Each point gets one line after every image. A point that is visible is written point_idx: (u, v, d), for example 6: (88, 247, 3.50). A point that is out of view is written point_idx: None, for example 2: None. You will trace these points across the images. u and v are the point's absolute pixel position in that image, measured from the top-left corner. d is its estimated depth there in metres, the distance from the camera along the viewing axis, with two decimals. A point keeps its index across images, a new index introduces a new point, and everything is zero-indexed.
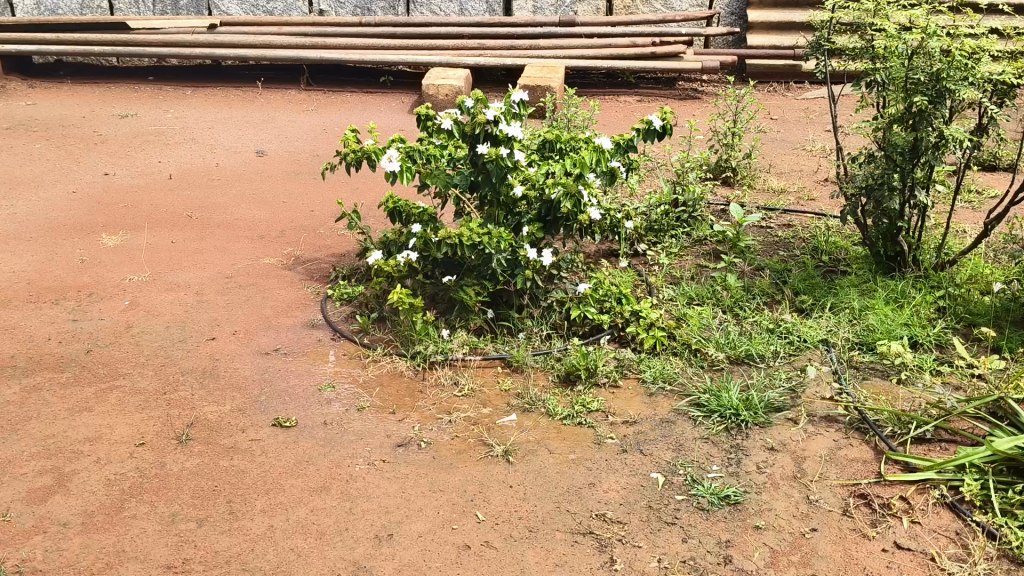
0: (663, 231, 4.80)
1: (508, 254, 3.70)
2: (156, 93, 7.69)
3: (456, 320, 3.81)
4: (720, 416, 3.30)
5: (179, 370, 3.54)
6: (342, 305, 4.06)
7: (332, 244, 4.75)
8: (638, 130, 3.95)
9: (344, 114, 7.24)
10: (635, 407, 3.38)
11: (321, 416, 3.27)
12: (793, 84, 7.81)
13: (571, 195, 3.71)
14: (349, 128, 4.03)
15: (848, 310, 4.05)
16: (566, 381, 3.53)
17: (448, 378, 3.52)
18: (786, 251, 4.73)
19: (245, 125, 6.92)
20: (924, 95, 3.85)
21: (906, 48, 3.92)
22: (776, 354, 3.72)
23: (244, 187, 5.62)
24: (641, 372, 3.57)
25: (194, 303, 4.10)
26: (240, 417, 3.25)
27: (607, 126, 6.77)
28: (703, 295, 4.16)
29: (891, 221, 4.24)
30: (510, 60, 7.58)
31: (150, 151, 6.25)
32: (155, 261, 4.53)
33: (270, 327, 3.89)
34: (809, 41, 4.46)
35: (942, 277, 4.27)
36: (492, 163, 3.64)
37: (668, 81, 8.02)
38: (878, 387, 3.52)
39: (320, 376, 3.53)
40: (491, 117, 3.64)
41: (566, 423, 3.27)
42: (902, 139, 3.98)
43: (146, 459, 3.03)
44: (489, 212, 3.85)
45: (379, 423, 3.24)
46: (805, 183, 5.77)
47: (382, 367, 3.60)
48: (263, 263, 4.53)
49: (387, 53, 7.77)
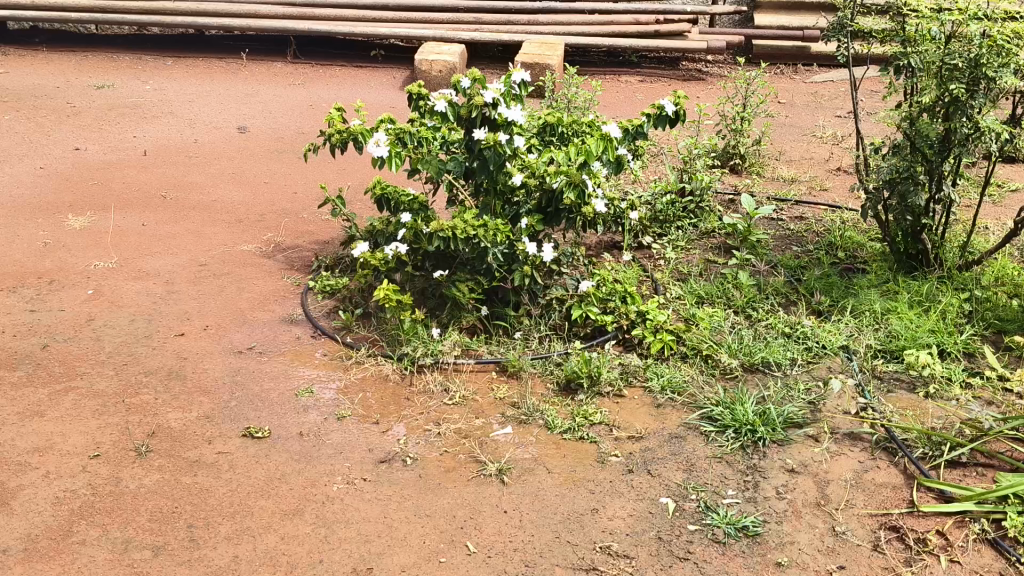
0: (668, 221, 4.51)
1: (505, 247, 3.41)
2: (135, 63, 7.32)
3: (447, 318, 3.52)
4: (735, 432, 3.01)
5: (143, 371, 3.23)
6: (325, 299, 3.75)
7: (315, 230, 4.43)
8: (648, 115, 3.64)
9: (332, 88, 6.90)
10: (641, 420, 3.09)
11: (297, 426, 2.97)
12: (802, 66, 7.49)
13: (575, 185, 3.36)
14: (335, 107, 3.71)
15: (868, 313, 3.75)
16: (566, 390, 3.23)
17: (437, 384, 3.22)
18: (800, 247, 4.45)
19: (227, 99, 6.56)
20: (960, 83, 3.53)
21: (941, 31, 3.59)
22: (793, 362, 3.43)
23: (224, 165, 5.29)
24: (648, 381, 3.29)
25: (163, 293, 3.79)
26: (206, 425, 2.95)
27: (608, 107, 6.45)
28: (712, 294, 3.87)
29: (916, 218, 3.95)
30: (508, 36, 7.24)
31: (125, 125, 5.91)
32: (123, 246, 4.21)
33: (244, 323, 3.58)
34: (830, 21, 4.16)
35: (967, 278, 3.99)
36: (489, 149, 3.32)
37: (671, 60, 7.66)
38: (904, 401, 3.24)
39: (298, 379, 3.23)
40: (489, 99, 3.31)
41: (567, 438, 2.98)
42: (934, 130, 3.66)
43: (101, 474, 2.73)
44: (484, 202, 3.56)
45: (361, 435, 2.94)
46: (817, 172, 5.47)
47: (365, 370, 3.30)
48: (240, 250, 4.21)
49: (378, 25, 7.41)
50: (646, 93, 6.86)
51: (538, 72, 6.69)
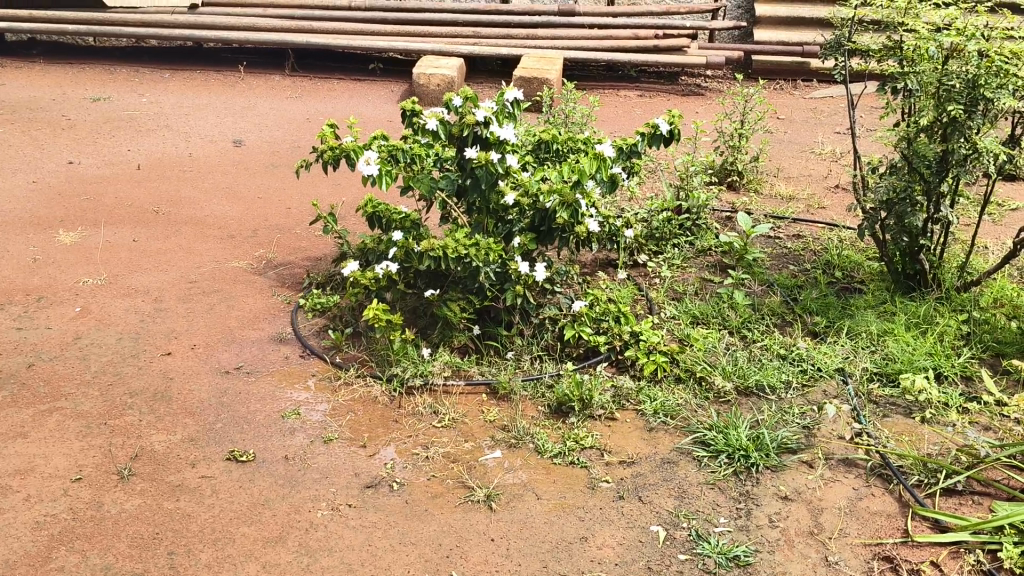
0: (664, 239, 4.46)
1: (497, 266, 3.37)
2: (132, 75, 7.30)
3: (438, 338, 3.48)
4: (728, 458, 2.97)
5: (128, 392, 3.19)
6: (315, 318, 3.71)
7: (308, 247, 4.40)
8: (643, 134, 3.60)
9: (329, 102, 6.87)
10: (633, 444, 3.05)
11: (283, 450, 2.93)
12: (801, 82, 7.46)
13: (568, 204, 3.35)
14: (327, 123, 3.67)
15: (864, 334, 3.71)
16: (557, 412, 3.19)
17: (427, 406, 3.17)
18: (796, 266, 4.40)
19: (223, 112, 6.54)
20: (958, 103, 3.49)
21: (940, 51, 3.55)
22: (788, 385, 3.38)
23: (218, 179, 5.26)
24: (641, 404, 3.24)
25: (152, 311, 3.75)
26: (190, 448, 2.91)
27: (606, 122, 6.42)
28: (708, 314, 3.83)
29: (914, 238, 3.91)
30: (506, 50, 7.22)
31: (120, 138, 5.89)
32: (113, 262, 4.17)
33: (233, 342, 3.54)
34: (827, 40, 4.13)
35: (965, 299, 3.95)
36: (481, 168, 3.28)
37: (670, 75, 7.64)
38: (900, 426, 3.19)
39: (285, 401, 3.18)
40: (482, 118, 3.28)
41: (557, 463, 2.93)
42: (932, 150, 3.64)
43: (82, 498, 2.69)
44: (477, 220, 3.51)
45: (348, 459, 2.90)
46: (815, 190, 5.43)
47: (354, 391, 3.26)
48: (231, 267, 4.17)
49: (376, 39, 7.40)
50: (644, 108, 6.84)
51: (536, 87, 6.66)
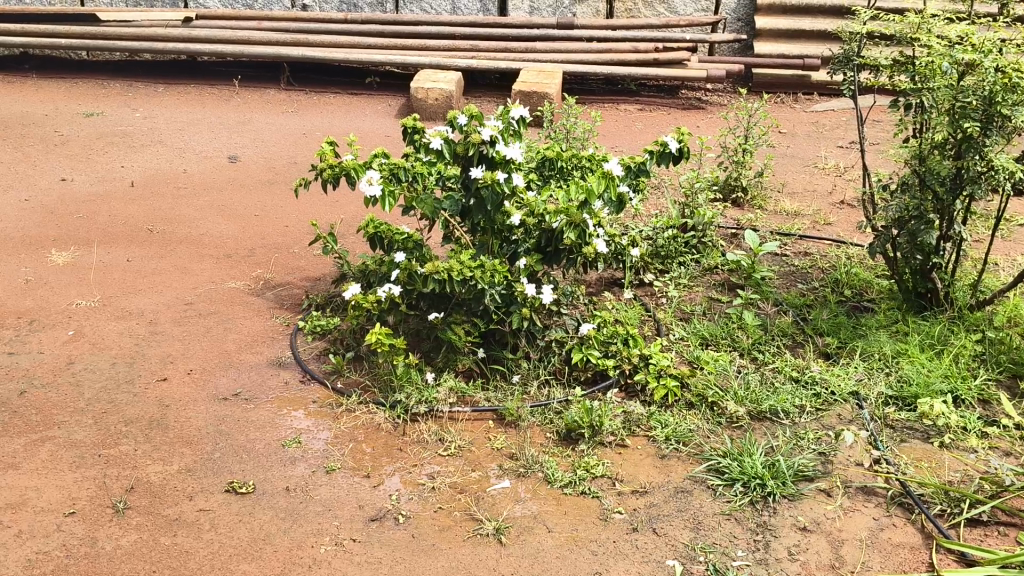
0: (670, 257, 4.38)
1: (503, 288, 3.28)
2: (126, 90, 7.21)
3: (441, 361, 3.39)
4: (743, 486, 2.88)
5: (123, 420, 3.09)
6: (315, 340, 3.61)
7: (306, 266, 4.30)
8: (652, 152, 3.53)
9: (326, 116, 6.79)
10: (645, 472, 2.95)
11: (284, 480, 2.83)
12: (802, 95, 7.41)
13: (575, 224, 3.23)
14: (326, 141, 3.58)
15: (878, 356, 3.63)
16: (566, 440, 3.09)
17: (432, 434, 3.08)
18: (805, 284, 4.32)
19: (219, 127, 6.45)
20: (974, 120, 3.42)
21: (954, 66, 3.48)
22: (802, 409, 3.30)
23: (214, 197, 5.16)
24: (652, 430, 3.14)
25: (147, 334, 3.65)
26: (187, 480, 2.81)
27: (607, 137, 6.35)
28: (717, 336, 3.75)
29: (927, 257, 3.83)
30: (505, 64, 7.15)
31: (114, 155, 5.79)
32: (107, 283, 4.07)
33: (230, 366, 3.44)
34: (835, 55, 4.06)
35: (979, 318, 3.87)
36: (486, 188, 3.19)
37: (670, 88, 7.57)
38: (918, 451, 3.10)
39: (285, 428, 3.08)
40: (487, 137, 3.19)
41: (567, 493, 2.83)
42: (945, 167, 3.57)
43: (75, 533, 2.58)
44: (481, 241, 3.43)
45: (351, 490, 2.80)
46: (821, 206, 5.35)
47: (357, 418, 3.16)
48: (228, 287, 4.08)
49: (374, 52, 7.32)
50: (646, 122, 6.76)
51: (536, 101, 6.59)
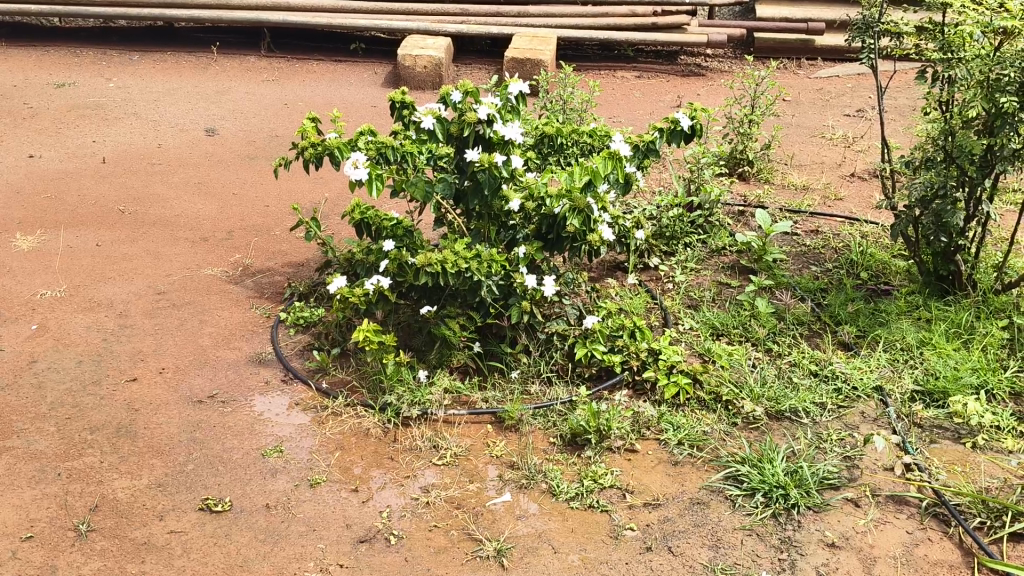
0: (676, 238, 4.12)
1: (500, 278, 3.04)
2: (99, 59, 6.87)
3: (435, 359, 3.13)
4: (765, 497, 2.65)
5: (88, 427, 2.84)
6: (298, 334, 3.36)
7: (288, 251, 4.03)
8: (662, 130, 3.28)
9: (309, 86, 6.47)
10: (657, 481, 2.72)
11: (264, 496, 2.59)
12: (805, 61, 7.10)
13: (579, 209, 2.99)
14: (308, 117, 3.30)
15: (901, 346, 3.40)
16: (572, 445, 2.85)
17: (426, 440, 2.84)
18: (818, 266, 4.08)
19: (195, 98, 6.13)
20: (1009, 95, 3.15)
21: (987, 36, 3.25)
22: (823, 407, 3.08)
23: (189, 173, 4.87)
24: (663, 432, 2.91)
25: (116, 329, 3.38)
26: (159, 497, 2.57)
27: (604, 107, 6.06)
28: (729, 325, 3.51)
29: (952, 240, 3.59)
30: (497, 29, 6.83)
31: (85, 129, 5.48)
32: (74, 271, 3.79)
33: (205, 364, 3.18)
34: (854, 20, 3.78)
35: (1004, 303, 3.63)
36: (483, 172, 2.92)
37: (668, 54, 7.26)
38: (950, 454, 2.89)
39: (266, 435, 2.83)
40: (484, 115, 2.91)
41: (573, 507, 2.60)
42: (976, 145, 3.32)
43: (32, 561, 2.34)
44: (477, 227, 3.17)
45: (338, 507, 2.56)
46: (831, 179, 5.10)
47: (343, 423, 2.91)
48: (204, 274, 3.80)
49: (359, 17, 6.98)
50: (644, 91, 6.48)
51: (530, 69, 6.28)
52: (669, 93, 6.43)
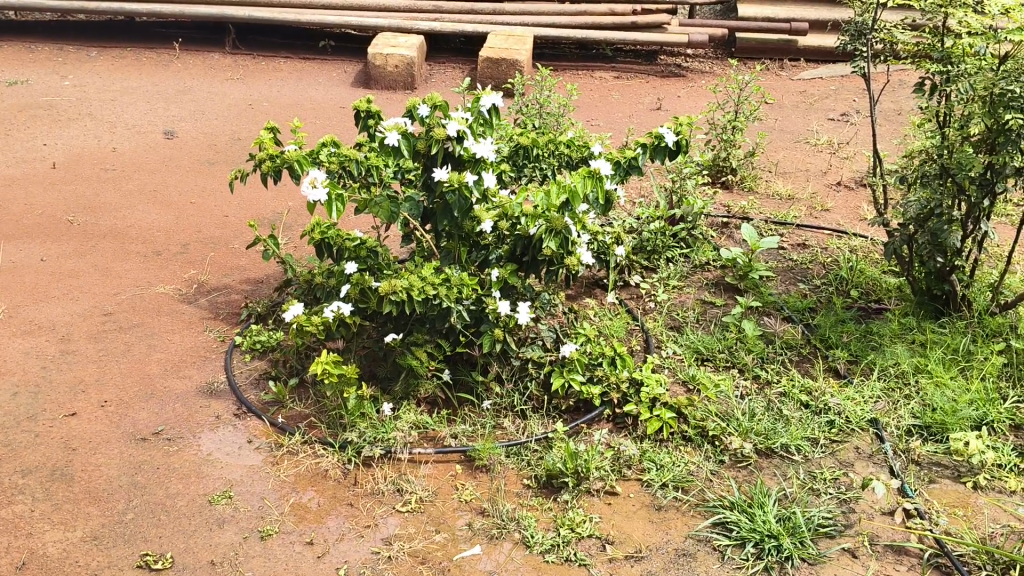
0: (657, 252, 3.91)
1: (471, 303, 2.81)
2: (56, 55, 6.56)
3: (400, 391, 2.90)
4: (757, 548, 2.44)
5: (19, 470, 2.59)
6: (254, 360, 3.13)
7: (246, 267, 3.79)
8: (645, 145, 3.07)
9: (276, 85, 6.20)
10: (639, 529, 2.52)
11: (210, 551, 2.36)
12: (787, 62, 6.91)
13: (556, 231, 2.73)
14: (266, 127, 3.06)
15: (895, 373, 3.21)
16: (547, 487, 2.64)
17: (389, 483, 2.62)
18: (806, 284, 3.88)
19: (155, 97, 5.85)
20: (1014, 111, 2.94)
21: (991, 47, 3.05)
22: (815, 442, 2.88)
23: (144, 180, 4.61)
24: (645, 472, 2.71)
25: (56, 355, 3.12)
26: (93, 551, 2.33)
27: (581, 110, 5.85)
28: (714, 350, 3.32)
29: (948, 260, 3.40)
30: (471, 27, 6.59)
31: (37, 131, 5.20)
32: (15, 289, 3.53)
33: (152, 395, 2.94)
34: (845, 27, 3.57)
35: (1001, 325, 3.44)
36: (453, 192, 2.69)
37: (648, 53, 7.06)
38: (950, 495, 2.71)
39: (214, 479, 2.60)
40: (454, 132, 2.69)
41: (549, 561, 2.39)
42: (976, 162, 3.12)
43: None
44: (447, 248, 2.94)
45: (291, 563, 2.34)
46: (816, 187, 4.91)
47: (300, 464, 2.68)
48: (155, 293, 3.55)
49: (327, 13, 6.71)
50: (623, 92, 6.27)
51: (505, 70, 6.06)
52: (648, 95, 6.22)
